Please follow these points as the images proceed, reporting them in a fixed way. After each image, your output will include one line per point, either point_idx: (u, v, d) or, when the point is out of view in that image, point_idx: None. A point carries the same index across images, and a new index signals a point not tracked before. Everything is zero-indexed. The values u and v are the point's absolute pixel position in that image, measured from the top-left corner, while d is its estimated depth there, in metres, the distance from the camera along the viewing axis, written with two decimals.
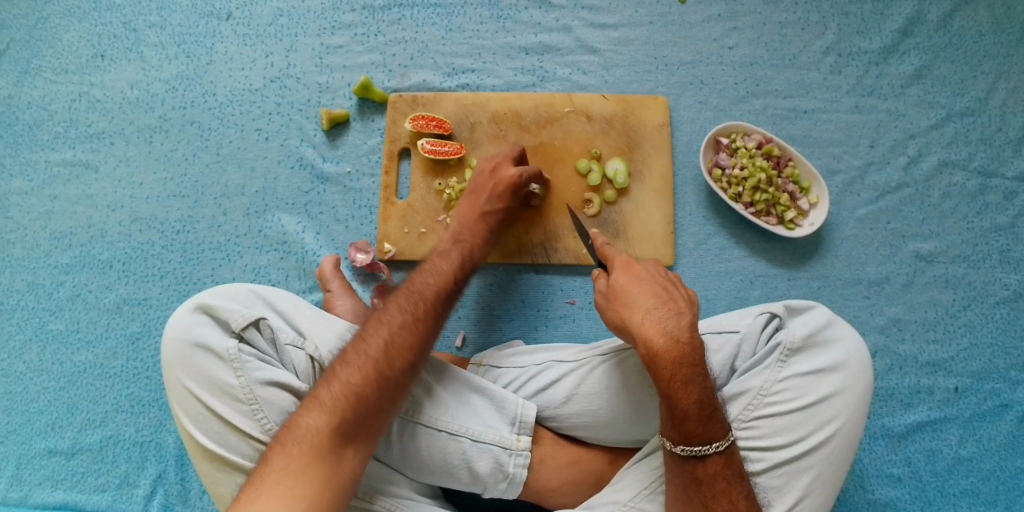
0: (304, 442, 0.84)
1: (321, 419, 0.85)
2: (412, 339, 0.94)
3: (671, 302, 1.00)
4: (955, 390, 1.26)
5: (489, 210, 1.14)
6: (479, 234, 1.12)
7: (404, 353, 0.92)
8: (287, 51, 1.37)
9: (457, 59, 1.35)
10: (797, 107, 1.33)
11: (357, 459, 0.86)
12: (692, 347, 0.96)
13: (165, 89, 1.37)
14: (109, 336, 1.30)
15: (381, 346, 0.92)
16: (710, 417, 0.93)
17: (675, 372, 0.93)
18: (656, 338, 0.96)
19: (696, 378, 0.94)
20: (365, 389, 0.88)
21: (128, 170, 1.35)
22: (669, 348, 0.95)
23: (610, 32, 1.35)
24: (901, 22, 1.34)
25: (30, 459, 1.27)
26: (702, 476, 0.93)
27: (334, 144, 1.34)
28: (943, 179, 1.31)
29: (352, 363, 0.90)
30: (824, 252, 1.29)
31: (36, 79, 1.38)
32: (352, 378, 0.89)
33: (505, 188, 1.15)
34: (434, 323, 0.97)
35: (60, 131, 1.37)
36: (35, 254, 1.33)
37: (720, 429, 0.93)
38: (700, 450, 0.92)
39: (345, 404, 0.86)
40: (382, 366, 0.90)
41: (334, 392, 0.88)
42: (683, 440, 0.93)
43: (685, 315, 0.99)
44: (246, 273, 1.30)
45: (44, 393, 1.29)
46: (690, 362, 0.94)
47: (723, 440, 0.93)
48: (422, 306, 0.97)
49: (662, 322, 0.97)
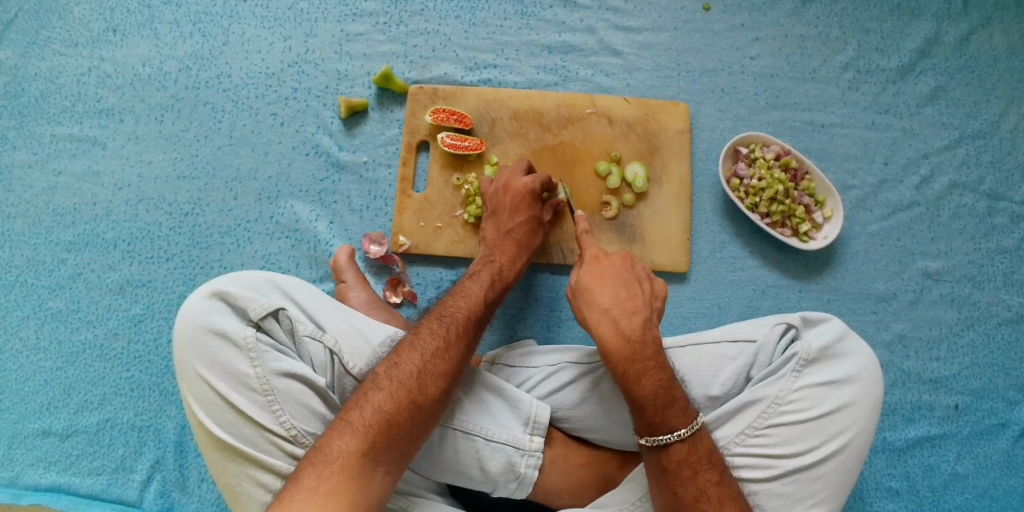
0: (336, 465, 0.84)
1: (354, 443, 0.86)
2: (444, 367, 0.95)
3: (629, 301, 1.03)
4: (955, 407, 1.28)
5: (511, 228, 1.17)
6: (506, 254, 1.15)
7: (437, 380, 0.94)
8: (306, 36, 1.34)
9: (479, 54, 1.34)
10: (815, 120, 1.34)
11: (386, 482, 0.86)
12: (644, 344, 0.98)
13: (178, 68, 1.34)
14: (110, 317, 1.27)
15: (413, 373, 0.93)
16: (667, 405, 0.92)
17: (627, 367, 0.96)
18: (608, 336, 0.99)
19: (651, 371, 0.95)
20: (398, 417, 0.89)
21: (138, 148, 1.32)
22: (620, 346, 0.98)
23: (634, 35, 1.35)
24: (920, 42, 1.36)
25: (23, 439, 1.23)
26: (667, 464, 0.91)
27: (351, 133, 1.32)
28: (953, 199, 1.33)
29: (384, 389, 0.91)
30: (835, 265, 1.31)
31: (45, 50, 1.35)
32: (385, 405, 0.89)
33: (522, 208, 1.17)
34: (465, 351, 0.99)
35: (67, 105, 1.33)
36: (37, 230, 1.30)
37: (682, 417, 0.92)
38: (662, 439, 0.91)
39: (376, 429, 0.87)
40: (415, 394, 0.91)
41: (365, 417, 0.88)
42: (646, 430, 0.92)
43: (639, 313, 1.02)
44: (255, 259, 1.28)
45: (40, 372, 1.26)
46: (642, 358, 0.97)
47: (686, 428, 0.91)
48: (455, 335, 0.99)
49: (615, 321, 1.00)
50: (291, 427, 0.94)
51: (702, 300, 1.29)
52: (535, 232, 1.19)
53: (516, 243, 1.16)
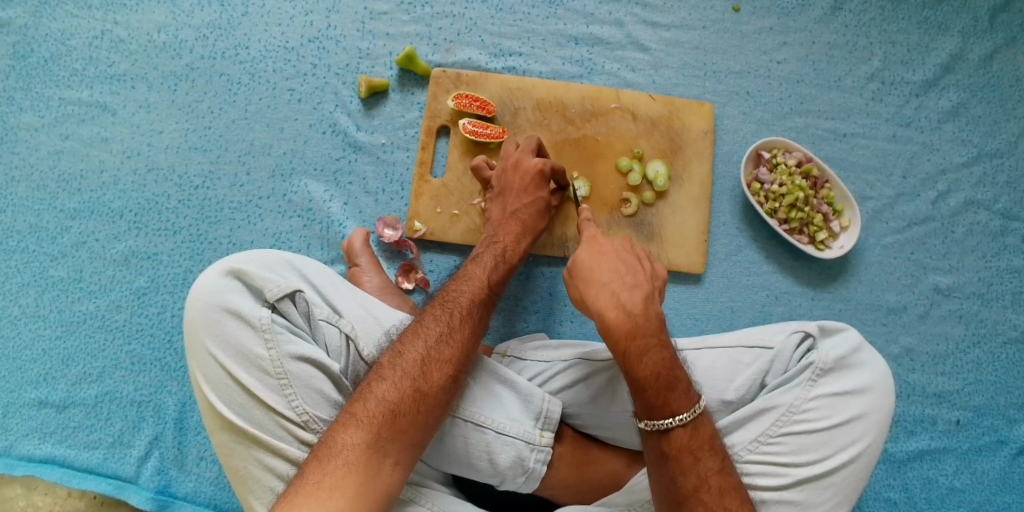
0: (341, 459, 0.83)
1: (359, 436, 0.84)
2: (449, 352, 0.93)
3: (629, 275, 0.99)
4: (957, 422, 1.29)
5: (517, 209, 1.14)
6: (510, 234, 1.12)
7: (441, 366, 0.92)
8: (329, 11, 1.31)
9: (505, 41, 1.32)
10: (837, 129, 1.33)
11: (395, 474, 0.85)
12: (646, 319, 0.95)
13: (195, 37, 1.30)
14: (113, 288, 1.24)
15: (417, 360, 0.91)
16: (668, 387, 0.90)
17: (628, 344, 0.93)
18: (608, 311, 0.95)
19: (653, 349, 0.93)
20: (402, 406, 0.87)
21: (149, 117, 1.29)
22: (620, 320, 0.94)
23: (662, 32, 1.33)
24: (944, 57, 1.35)
25: (18, 408, 1.21)
26: (668, 450, 0.90)
27: (370, 114, 1.29)
28: (968, 216, 1.33)
29: (388, 379, 0.89)
30: (849, 275, 1.31)
31: (56, 10, 1.30)
32: (389, 395, 0.88)
33: (531, 189, 1.15)
34: (471, 335, 0.97)
35: (78, 68, 1.29)
36: (42, 195, 1.26)
37: (684, 401, 0.90)
38: (662, 423, 0.89)
39: (380, 420, 0.86)
40: (420, 382, 0.90)
41: (370, 408, 0.87)
42: (647, 414, 0.90)
43: (641, 287, 0.98)
44: (266, 237, 1.26)
45: (40, 341, 1.23)
46: (644, 333, 0.94)
47: (688, 412, 0.90)
48: (459, 319, 0.97)
49: (614, 295, 0.96)
50: (303, 413, 0.92)
51: (715, 303, 1.28)
52: (541, 214, 1.16)
53: (521, 224, 1.14)
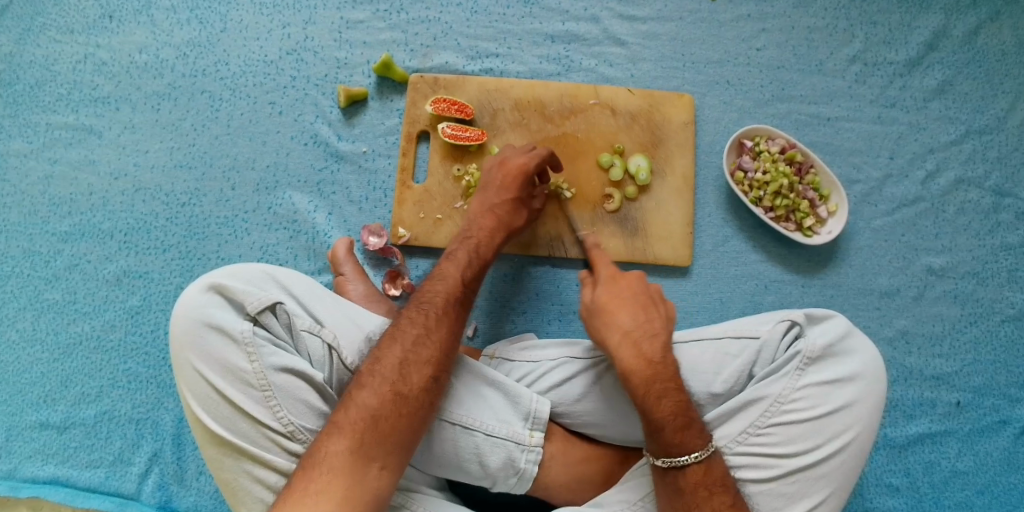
0: (326, 466, 0.84)
1: (342, 442, 0.85)
2: (427, 353, 0.94)
3: (649, 322, 1.02)
4: (957, 404, 1.27)
5: (493, 204, 1.14)
6: (483, 229, 1.12)
7: (419, 367, 0.93)
8: (305, 23, 1.32)
9: (481, 43, 1.32)
10: (821, 113, 1.32)
11: (382, 477, 0.86)
12: (664, 365, 0.97)
13: (176, 56, 1.32)
14: (107, 308, 1.26)
15: (396, 364, 0.92)
16: (686, 426, 0.93)
17: (648, 389, 0.95)
18: (629, 357, 0.98)
19: (671, 393, 0.95)
20: (383, 411, 0.88)
21: (134, 137, 1.30)
22: (641, 367, 0.97)
23: (638, 25, 1.33)
24: (927, 35, 1.33)
25: (20, 430, 1.23)
26: (683, 486, 0.92)
27: (351, 123, 1.30)
28: (959, 195, 1.31)
29: (368, 385, 0.90)
30: (839, 260, 1.29)
31: (39, 37, 1.33)
32: (368, 401, 0.88)
33: (510, 188, 1.14)
34: (449, 334, 0.97)
35: (62, 93, 1.31)
36: (33, 220, 1.28)
37: (699, 439, 0.92)
38: (678, 460, 0.92)
39: (362, 425, 0.86)
40: (399, 385, 0.90)
41: (352, 415, 0.87)
42: (662, 451, 0.93)
43: (659, 336, 1.00)
44: (254, 251, 1.27)
45: (38, 364, 1.25)
46: (663, 379, 0.96)
47: (702, 450, 0.92)
48: (435, 320, 0.97)
49: (636, 344, 0.99)
50: (289, 423, 0.93)
51: (705, 294, 1.28)
52: (518, 213, 1.15)
53: (495, 221, 1.13)
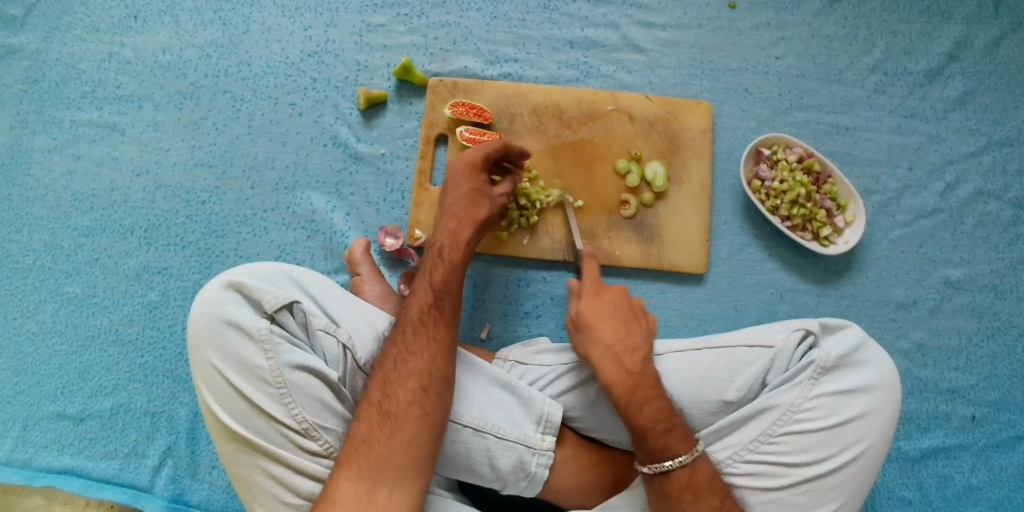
0: (331, 498, 0.86)
1: (343, 473, 0.88)
2: (406, 366, 0.94)
3: (628, 337, 1.04)
4: (972, 418, 1.26)
5: (450, 204, 1.12)
6: (446, 230, 1.10)
7: (401, 382, 0.93)
8: (327, 26, 1.33)
9: (501, 48, 1.33)
10: (839, 123, 1.32)
11: (392, 498, 0.86)
12: (645, 376, 1.00)
13: (199, 56, 1.34)
14: (126, 302, 1.28)
15: (377, 386, 0.93)
16: (669, 431, 0.95)
17: (630, 399, 0.98)
18: (610, 370, 1.00)
19: (653, 401, 0.97)
20: (373, 434, 0.89)
21: (156, 135, 1.32)
22: (623, 378, 0.99)
23: (657, 32, 1.33)
24: (948, 45, 1.33)
25: (37, 421, 1.25)
26: (670, 490, 0.94)
27: (370, 125, 1.31)
28: (978, 207, 1.30)
29: (358, 413, 0.92)
30: (855, 270, 1.29)
31: (65, 35, 1.35)
32: (359, 428, 0.90)
33: (463, 182, 1.13)
34: (427, 340, 0.96)
35: (87, 90, 1.34)
36: (56, 215, 1.30)
37: (683, 443, 0.95)
38: (664, 465, 0.94)
39: (356, 453, 0.88)
40: (384, 405, 0.91)
41: (349, 445, 0.90)
42: (649, 457, 0.95)
43: (639, 349, 1.03)
44: (271, 249, 1.28)
45: (56, 356, 1.27)
46: (644, 388, 0.98)
47: (687, 454, 0.94)
48: (411, 332, 0.97)
49: (617, 357, 1.01)
50: (303, 420, 0.94)
51: (719, 302, 1.27)
52: (479, 204, 1.12)
53: (456, 217, 1.10)
